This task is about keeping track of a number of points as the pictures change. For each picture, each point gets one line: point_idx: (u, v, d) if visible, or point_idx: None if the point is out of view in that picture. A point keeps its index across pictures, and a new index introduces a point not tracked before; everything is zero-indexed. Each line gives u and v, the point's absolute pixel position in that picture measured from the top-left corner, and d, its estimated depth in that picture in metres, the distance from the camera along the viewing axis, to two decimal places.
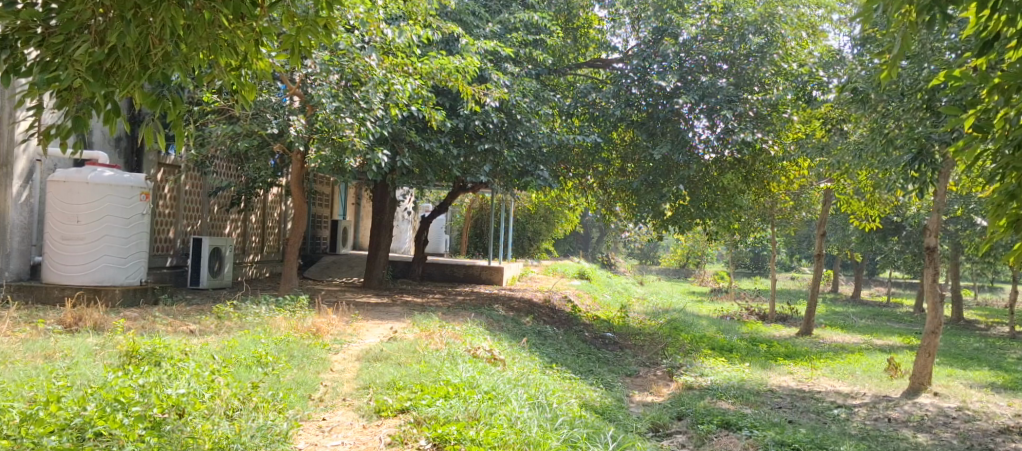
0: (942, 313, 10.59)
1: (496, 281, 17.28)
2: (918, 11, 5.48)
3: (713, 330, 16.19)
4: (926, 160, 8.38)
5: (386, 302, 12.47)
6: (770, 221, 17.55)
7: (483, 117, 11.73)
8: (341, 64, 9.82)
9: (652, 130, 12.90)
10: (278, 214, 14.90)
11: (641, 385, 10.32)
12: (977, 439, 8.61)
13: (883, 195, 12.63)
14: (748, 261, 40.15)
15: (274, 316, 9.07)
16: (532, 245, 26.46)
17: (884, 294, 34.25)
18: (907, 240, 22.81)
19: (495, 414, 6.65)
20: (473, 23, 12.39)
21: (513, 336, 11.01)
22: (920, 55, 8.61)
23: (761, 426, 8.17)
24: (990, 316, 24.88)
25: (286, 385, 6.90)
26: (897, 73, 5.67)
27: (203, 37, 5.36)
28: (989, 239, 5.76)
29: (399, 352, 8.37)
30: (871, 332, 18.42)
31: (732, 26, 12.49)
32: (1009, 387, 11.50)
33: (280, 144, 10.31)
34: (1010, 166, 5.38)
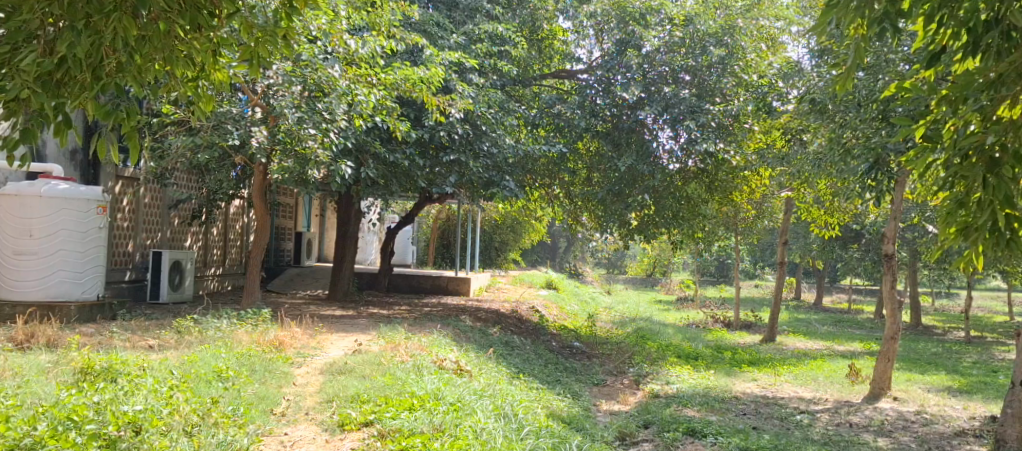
0: (901, 319, 10.72)
1: (463, 292, 17.26)
2: (869, 24, 5.64)
3: (679, 338, 16.26)
4: (882, 169, 8.63)
5: (351, 315, 12.38)
6: (733, 229, 17.79)
7: (448, 128, 11.75)
8: (303, 74, 9.80)
9: (616, 141, 13.03)
10: (240, 227, 14.76)
11: (608, 394, 10.35)
12: (934, 442, 8.74)
13: (843, 204, 12.85)
14: (714, 270, 40.59)
15: (236, 330, 8.96)
16: (499, 255, 26.52)
17: (846, 300, 34.80)
18: (867, 247, 23.12)
19: (460, 425, 6.66)
20: (438, 34, 12.39)
21: (480, 347, 11.00)
22: (876, 66, 8.90)
23: (725, 433, 8.21)
24: (945, 322, 25.45)
25: (246, 400, 6.80)
26: (851, 85, 5.80)
27: (159, 47, 5.33)
28: (939, 246, 5.90)
29: (364, 365, 8.31)
30: (832, 338, 18.66)
31: (693, 38, 12.71)
32: (964, 391, 11.71)
33: (241, 156, 10.19)
34: (957, 175, 5.52)
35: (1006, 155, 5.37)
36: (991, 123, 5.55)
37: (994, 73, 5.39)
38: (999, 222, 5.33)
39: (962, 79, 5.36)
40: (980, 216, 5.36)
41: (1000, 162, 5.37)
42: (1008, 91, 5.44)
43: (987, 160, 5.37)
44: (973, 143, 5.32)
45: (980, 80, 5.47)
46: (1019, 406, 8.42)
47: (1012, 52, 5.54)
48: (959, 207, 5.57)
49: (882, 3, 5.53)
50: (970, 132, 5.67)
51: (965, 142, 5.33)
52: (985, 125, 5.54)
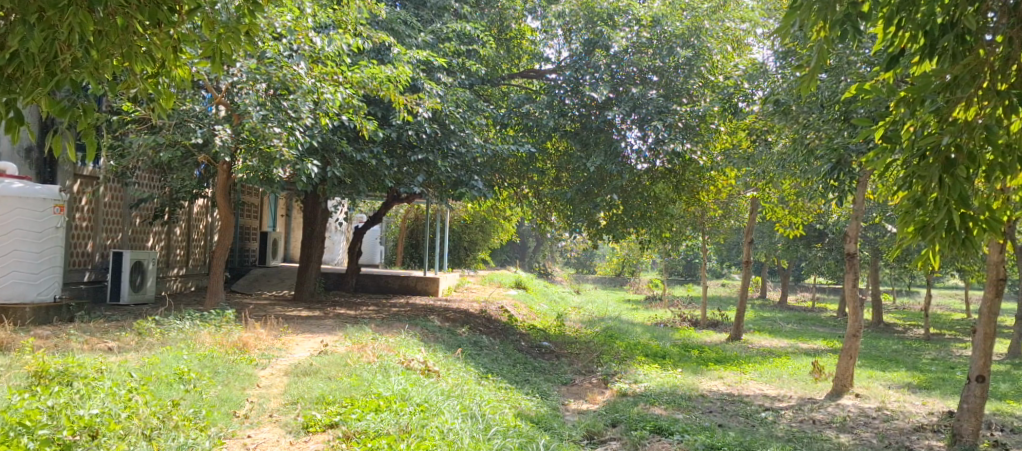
0: (863, 316, 10.84)
1: (431, 291, 17.19)
2: (831, 27, 5.69)
3: (646, 337, 16.33)
4: (844, 170, 8.71)
5: (317, 315, 12.26)
6: (700, 229, 17.91)
7: (416, 127, 11.69)
8: (268, 72, 9.67)
9: (585, 141, 13.04)
10: (204, 226, 14.57)
11: (576, 394, 10.36)
12: (895, 438, 8.85)
13: (807, 203, 12.98)
14: (681, 269, 40.89)
15: (199, 331, 8.83)
16: (468, 255, 26.48)
17: (810, 299, 35.23)
18: (830, 246, 23.40)
19: (426, 426, 6.63)
20: (405, 32, 12.32)
21: (448, 347, 10.96)
22: (837, 68, 8.98)
23: (691, 430, 8.24)
24: (907, 320, 25.85)
25: (208, 403, 6.71)
26: (814, 86, 5.87)
27: (116, 43, 5.32)
28: (898, 245, 5.95)
29: (329, 366, 8.24)
30: (797, 336, 18.85)
31: (660, 39, 12.81)
32: (924, 387, 11.87)
33: (204, 155, 10.05)
34: (914, 175, 5.56)
35: (961, 155, 5.42)
36: (948, 125, 5.62)
37: (949, 75, 5.48)
38: (955, 222, 5.38)
39: (919, 81, 5.41)
40: (936, 216, 5.41)
41: (956, 163, 5.42)
42: (964, 93, 5.51)
43: (943, 160, 5.42)
44: (929, 144, 5.37)
45: (936, 82, 5.56)
46: (976, 401, 8.54)
47: (967, 55, 5.64)
48: (916, 206, 5.61)
49: (843, 6, 5.59)
50: (928, 133, 5.73)
51: (922, 142, 5.38)
52: (941, 126, 5.61)
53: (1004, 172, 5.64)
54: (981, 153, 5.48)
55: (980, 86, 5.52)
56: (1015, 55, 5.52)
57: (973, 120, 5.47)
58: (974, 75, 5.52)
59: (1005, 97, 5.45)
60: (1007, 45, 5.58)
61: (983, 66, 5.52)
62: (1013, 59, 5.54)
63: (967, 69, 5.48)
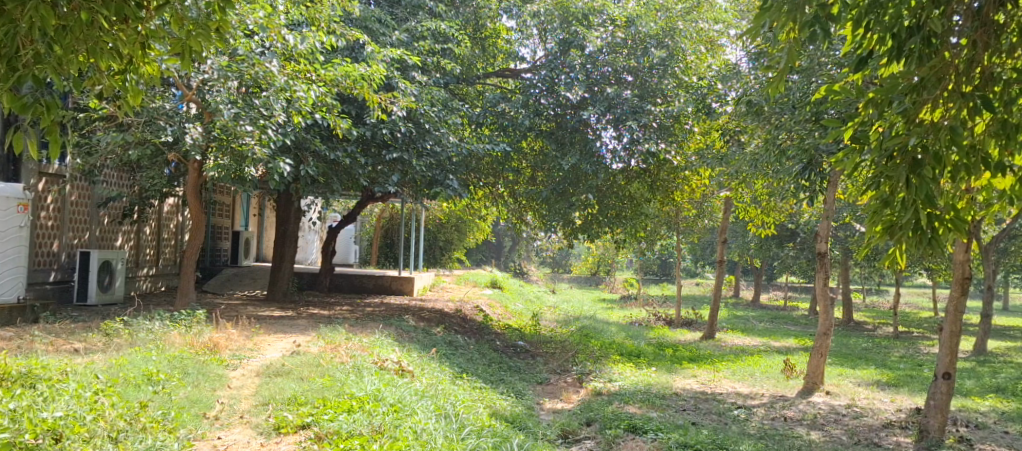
0: (834, 315, 10.91)
1: (406, 291, 17.11)
2: (801, 28, 5.72)
3: (621, 336, 16.35)
4: (814, 170, 8.83)
5: (290, 315, 12.16)
6: (674, 228, 17.97)
7: (390, 126, 11.61)
8: (239, 70, 9.58)
9: (560, 140, 12.96)
10: (174, 226, 14.40)
11: (551, 393, 10.34)
12: (864, 434, 8.93)
13: (779, 203, 13.06)
14: (656, 268, 41.05)
15: (168, 332, 8.71)
16: (443, 255, 26.41)
17: (783, 297, 35.54)
18: (802, 246, 23.58)
19: (400, 427, 6.60)
20: (379, 31, 12.25)
21: (422, 346, 10.90)
22: (809, 69, 8.90)
23: (665, 428, 8.23)
24: (877, 318, 26.09)
25: (178, 404, 6.64)
26: (784, 86, 5.93)
27: (81, 39, 5.25)
28: (866, 244, 5.97)
29: (302, 366, 8.15)
30: (769, 334, 18.98)
31: (635, 40, 12.87)
32: (892, 385, 11.98)
33: (174, 153, 9.93)
34: (882, 175, 5.60)
35: (928, 156, 5.44)
36: (914, 126, 5.63)
37: (915, 77, 5.54)
38: (922, 221, 5.40)
39: (887, 82, 5.52)
40: (904, 215, 5.43)
41: (923, 163, 5.44)
42: (930, 95, 5.53)
43: (910, 160, 5.45)
44: (896, 144, 5.41)
45: (904, 84, 5.61)
46: (942, 398, 8.62)
47: (933, 58, 5.62)
48: (884, 206, 5.63)
49: (813, 7, 5.62)
50: (895, 134, 5.73)
51: (889, 143, 5.43)
52: (909, 127, 5.59)
53: (968, 173, 5.68)
54: (947, 155, 5.46)
55: (946, 88, 5.54)
56: (978, 58, 5.59)
57: (938, 122, 5.49)
58: (941, 78, 5.55)
59: (969, 99, 5.47)
60: (970, 48, 5.64)
61: (949, 68, 5.56)
62: (976, 62, 5.60)
63: (933, 71, 5.53)
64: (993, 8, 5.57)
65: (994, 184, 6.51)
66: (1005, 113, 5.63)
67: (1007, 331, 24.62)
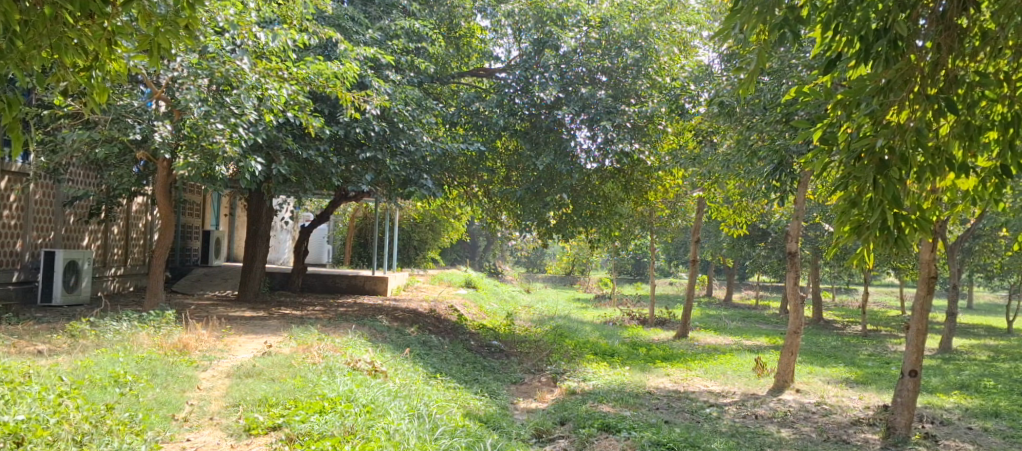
0: (805, 313, 10.98)
1: (380, 291, 17.02)
2: (772, 31, 5.76)
3: (595, 335, 16.37)
4: (786, 170, 8.87)
5: (261, 315, 12.05)
6: (648, 228, 18.03)
7: (364, 125, 11.54)
8: (209, 67, 9.46)
9: (534, 140, 12.93)
10: (143, 225, 14.21)
11: (526, 392, 10.32)
12: (833, 432, 9.00)
13: (751, 203, 13.14)
14: (630, 268, 41.19)
15: (136, 332, 8.58)
16: (417, 254, 26.32)
17: (755, 296, 35.78)
18: (773, 245, 23.77)
19: (373, 427, 6.56)
20: (352, 29, 12.11)
21: (396, 347, 10.83)
22: (781, 71, 9.08)
23: (639, 427, 8.22)
24: (846, 317, 26.36)
25: (146, 406, 6.56)
26: (755, 88, 5.96)
27: (45, 34, 5.20)
28: (834, 244, 5.98)
29: (273, 367, 8.05)
30: (741, 333, 19.09)
31: (609, 40, 12.90)
32: (861, 382, 12.08)
33: (143, 152, 9.80)
34: (850, 175, 5.63)
35: (894, 157, 5.48)
36: (881, 127, 5.71)
37: (882, 79, 5.61)
38: (889, 222, 5.43)
39: (855, 84, 5.56)
40: (871, 215, 5.45)
41: (890, 164, 5.48)
42: (896, 97, 5.62)
43: (877, 161, 5.48)
44: (864, 145, 5.45)
45: (871, 86, 5.66)
46: (909, 395, 8.72)
47: (899, 60, 5.67)
48: (852, 206, 5.66)
49: (783, 9, 5.66)
50: (863, 135, 5.80)
51: (857, 144, 5.47)
52: (876, 128, 5.68)
53: (933, 174, 5.72)
54: (913, 156, 5.54)
55: (912, 90, 5.63)
56: (943, 61, 5.62)
57: (904, 123, 5.55)
58: (906, 80, 5.64)
59: (934, 101, 5.50)
60: (935, 51, 5.67)
61: (914, 70, 5.63)
62: (941, 65, 5.63)
63: (899, 73, 5.60)
64: (957, 12, 5.60)
65: (958, 185, 6.57)
66: (968, 115, 5.68)
67: (974, 329, 24.94)
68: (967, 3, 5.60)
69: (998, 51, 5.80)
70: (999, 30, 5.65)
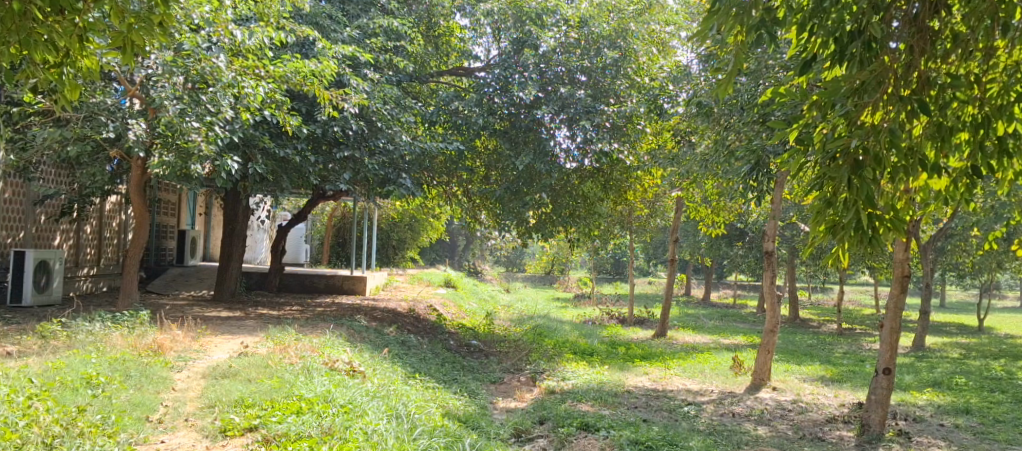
0: (781, 312, 11.03)
1: (358, 291, 16.92)
2: (748, 32, 5.77)
3: (575, 335, 16.37)
4: (762, 170, 8.89)
5: (238, 316, 11.95)
6: (627, 228, 18.06)
7: (342, 123, 11.46)
8: (185, 65, 9.36)
9: (514, 140, 12.92)
10: (117, 224, 14.05)
11: (505, 392, 10.30)
12: (809, 429, 9.05)
13: (728, 203, 13.19)
14: (609, 267, 41.29)
15: (110, 333, 8.47)
16: (396, 254, 26.22)
17: (732, 295, 35.99)
18: (750, 244, 23.91)
19: (351, 428, 6.51)
20: (330, 27, 12.03)
21: (375, 347, 10.77)
22: (756, 72, 9.04)
23: (617, 426, 8.22)
24: (822, 315, 26.54)
25: (119, 407, 6.48)
26: (732, 88, 5.96)
27: (13, 30, 5.14)
28: (810, 244, 5.97)
29: (249, 368, 7.97)
30: (719, 332, 19.16)
31: (587, 40, 12.96)
32: (837, 380, 12.16)
33: (116, 150, 9.67)
34: (825, 176, 5.64)
35: (868, 158, 5.49)
36: (856, 128, 5.72)
37: (856, 81, 5.60)
38: (863, 222, 5.43)
39: (829, 85, 5.57)
40: (846, 215, 5.45)
41: (864, 165, 5.49)
42: (871, 98, 5.61)
43: (852, 162, 5.49)
44: (839, 146, 5.46)
45: (845, 88, 5.67)
46: (883, 393, 8.76)
47: (873, 62, 5.68)
48: (827, 207, 5.66)
49: (759, 10, 5.67)
50: (838, 136, 5.81)
51: (832, 144, 5.48)
52: (850, 129, 5.69)
53: (907, 174, 5.73)
54: (886, 157, 5.55)
55: (885, 92, 5.63)
56: (915, 63, 5.64)
57: (878, 124, 5.57)
58: (880, 81, 5.63)
59: (907, 102, 5.50)
60: (908, 52, 5.69)
61: (887, 72, 5.63)
62: (914, 66, 5.65)
63: (874, 74, 5.59)
64: (929, 15, 5.64)
65: (930, 185, 6.61)
66: (940, 116, 5.70)
67: (947, 327, 25.21)
68: (939, 6, 5.65)
69: (968, 53, 5.84)
70: (970, 32, 5.70)
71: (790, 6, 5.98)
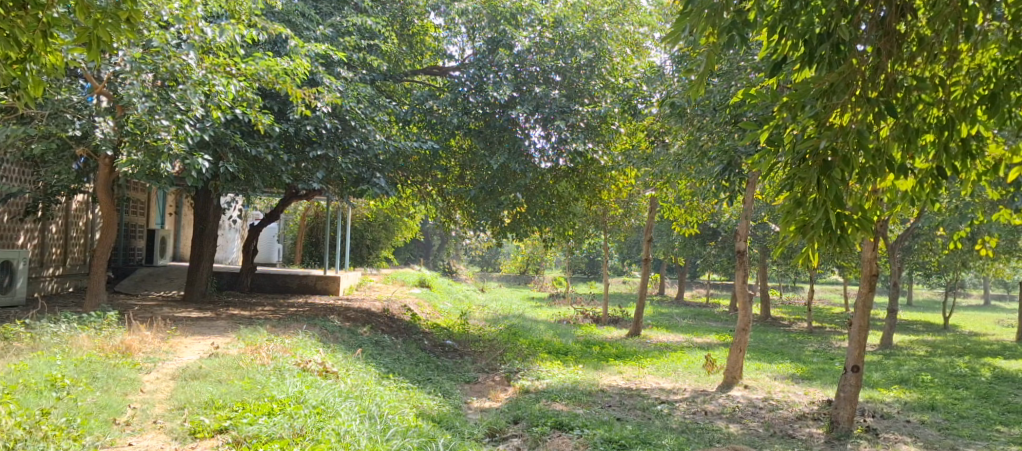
0: (752, 310, 11.07)
1: (332, 291, 16.78)
2: (719, 33, 5.79)
3: (549, 334, 16.36)
4: (734, 170, 8.92)
5: (208, 316, 11.82)
6: (601, 227, 18.08)
7: (315, 122, 11.37)
8: (154, 62, 9.24)
9: (488, 139, 12.87)
10: (84, 224, 13.86)
11: (479, 391, 10.26)
12: (779, 427, 9.10)
13: (701, 202, 13.23)
14: (584, 267, 41.36)
15: (76, 334, 8.33)
16: (370, 253, 26.08)
17: (706, 295, 36.18)
18: (723, 244, 24.05)
19: (323, 429, 6.45)
20: (303, 25, 11.96)
21: (348, 347, 10.68)
22: (729, 73, 9.20)
23: (591, 425, 8.20)
24: (793, 314, 26.73)
25: (84, 410, 6.39)
26: (703, 89, 5.97)
27: None
28: (781, 243, 5.98)
29: (220, 369, 7.86)
30: (692, 331, 19.23)
31: (562, 41, 12.82)
32: (807, 378, 12.25)
33: (82, 148, 9.53)
34: (795, 176, 5.66)
35: (837, 159, 5.52)
36: (825, 129, 5.74)
37: (825, 83, 5.62)
38: (832, 222, 5.45)
39: (799, 87, 5.58)
40: (815, 215, 5.48)
41: (833, 166, 5.52)
42: (839, 100, 5.64)
43: (821, 163, 5.52)
44: (808, 147, 5.48)
45: (814, 89, 5.69)
46: (852, 390, 8.79)
47: (842, 64, 5.70)
48: (797, 207, 5.68)
49: (731, 12, 5.69)
50: (808, 137, 5.83)
51: (801, 145, 5.49)
52: (819, 130, 5.71)
53: (874, 175, 5.76)
54: (854, 158, 5.58)
55: (854, 93, 5.66)
56: (882, 65, 5.67)
57: (846, 125, 5.59)
58: (848, 83, 5.65)
59: (874, 104, 5.53)
60: (875, 55, 5.72)
61: (856, 74, 5.68)
62: (881, 69, 5.68)
63: (842, 77, 5.61)
64: (895, 18, 5.69)
65: (896, 186, 6.66)
66: (906, 118, 5.74)
67: (915, 325, 25.50)
68: (905, 9, 5.69)
69: (934, 55, 5.88)
70: (934, 35, 5.74)
71: (761, 8, 5.98)
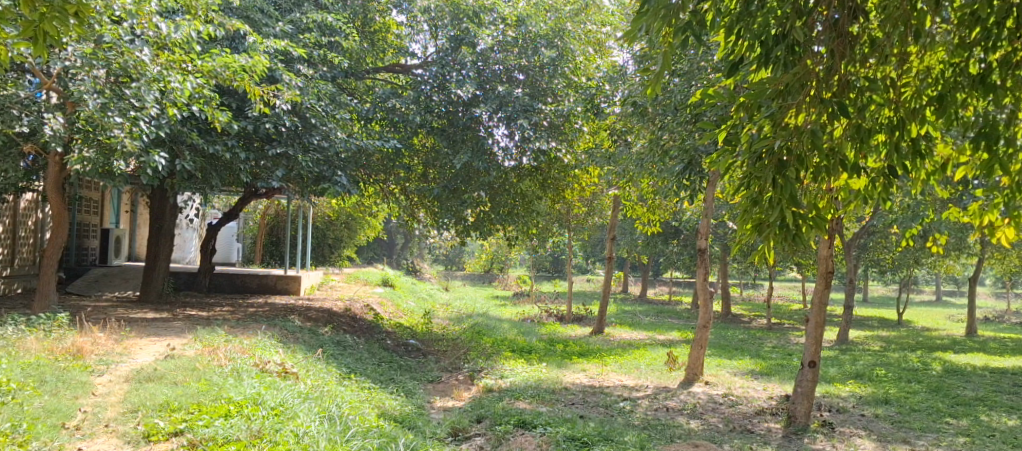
0: (713, 307, 11.13)
1: (292, 291, 16.59)
2: (676, 34, 5.79)
3: (513, 333, 16.32)
4: (695, 170, 8.95)
5: (164, 317, 11.61)
6: (565, 226, 18.06)
7: (274, 120, 11.21)
8: (106, 57, 9.03)
9: (451, 137, 12.75)
10: (33, 223, 13.55)
11: (443, 391, 10.17)
12: (739, 422, 9.15)
13: (663, 201, 13.27)
14: (548, 265, 41.35)
15: (24, 337, 8.13)
16: (333, 253, 25.80)
17: (668, 293, 36.38)
18: (685, 243, 24.16)
19: (281, 430, 6.35)
20: (262, 21, 11.77)
21: (309, 347, 10.53)
22: (690, 73, 9.18)
23: (554, 422, 8.16)
24: (755, 311, 26.95)
25: (31, 415, 6.24)
26: (660, 88, 5.96)
27: None
28: (737, 242, 5.99)
29: (176, 370, 7.70)
30: (655, 328, 19.30)
31: (525, 39, 12.81)
32: (766, 374, 12.36)
33: (30, 145, 9.31)
34: (752, 175, 5.67)
35: (792, 158, 5.54)
36: (780, 130, 5.76)
37: (781, 83, 5.64)
38: (788, 220, 5.46)
39: (755, 87, 5.58)
40: (771, 214, 5.49)
41: (788, 165, 5.54)
42: (794, 100, 5.66)
43: (776, 162, 5.54)
44: (764, 146, 5.50)
45: (770, 90, 5.70)
46: (809, 385, 8.87)
47: (796, 65, 5.73)
48: (753, 205, 5.68)
49: (687, 13, 5.70)
50: (764, 136, 5.85)
51: (757, 145, 5.51)
52: (775, 130, 5.72)
53: (828, 175, 5.79)
54: (809, 157, 5.61)
55: (808, 94, 5.69)
56: (836, 66, 5.71)
57: (801, 126, 5.61)
58: (803, 84, 5.68)
59: (828, 104, 5.57)
60: (829, 57, 5.75)
61: (811, 75, 5.70)
62: (834, 70, 5.71)
63: (797, 77, 5.63)
64: (848, 20, 5.73)
65: (849, 185, 6.70)
66: (859, 119, 5.77)
67: (872, 321, 25.86)
68: (857, 11, 5.72)
69: (886, 56, 5.92)
70: (886, 37, 5.79)
71: (718, 9, 5.99)
